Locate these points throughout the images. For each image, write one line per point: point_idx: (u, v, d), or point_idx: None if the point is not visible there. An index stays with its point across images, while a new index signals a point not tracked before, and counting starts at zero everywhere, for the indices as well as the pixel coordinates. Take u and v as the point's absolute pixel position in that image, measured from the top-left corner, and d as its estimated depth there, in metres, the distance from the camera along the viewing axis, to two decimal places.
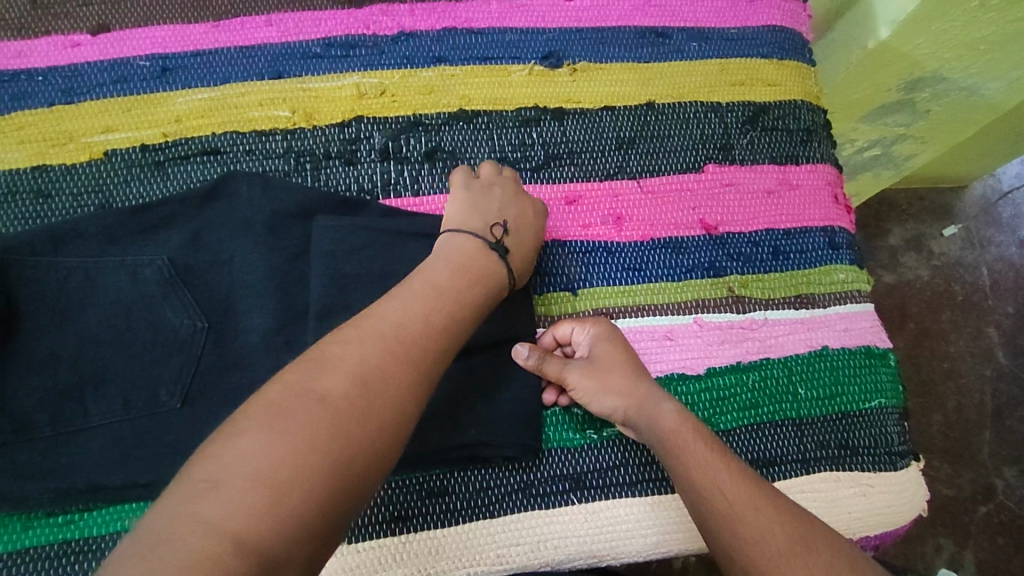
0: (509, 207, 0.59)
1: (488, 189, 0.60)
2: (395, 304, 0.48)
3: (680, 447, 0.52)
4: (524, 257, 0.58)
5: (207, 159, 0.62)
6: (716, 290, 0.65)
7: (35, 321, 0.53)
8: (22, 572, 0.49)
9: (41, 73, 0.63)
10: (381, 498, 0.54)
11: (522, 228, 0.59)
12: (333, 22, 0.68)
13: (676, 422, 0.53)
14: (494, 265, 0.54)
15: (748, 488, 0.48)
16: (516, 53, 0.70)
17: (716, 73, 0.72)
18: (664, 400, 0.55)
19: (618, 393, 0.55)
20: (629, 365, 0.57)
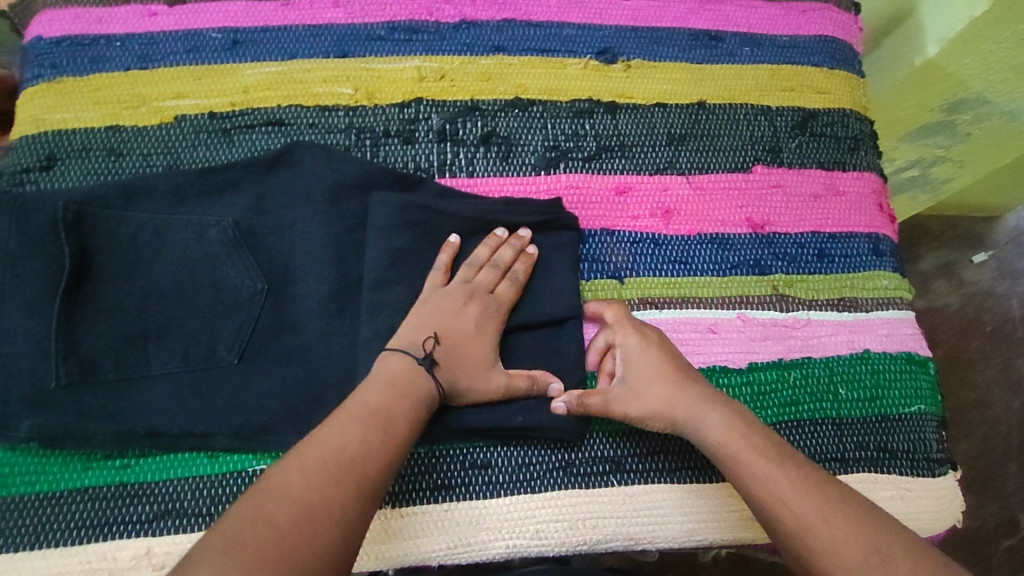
0: (461, 315, 0.56)
1: (451, 290, 0.57)
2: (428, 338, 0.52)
3: (735, 459, 0.51)
4: (467, 369, 0.55)
5: (271, 129, 0.64)
6: (761, 287, 0.65)
7: (104, 271, 0.55)
8: (81, 509, 0.51)
9: (120, 39, 0.65)
10: (424, 466, 0.55)
11: (466, 340, 0.55)
12: (397, 6, 0.70)
13: (725, 433, 0.52)
14: (419, 378, 0.52)
15: (811, 496, 0.48)
16: (573, 47, 0.71)
17: (767, 77, 0.73)
18: (710, 410, 0.54)
19: (663, 409, 0.55)
20: (670, 375, 0.56)
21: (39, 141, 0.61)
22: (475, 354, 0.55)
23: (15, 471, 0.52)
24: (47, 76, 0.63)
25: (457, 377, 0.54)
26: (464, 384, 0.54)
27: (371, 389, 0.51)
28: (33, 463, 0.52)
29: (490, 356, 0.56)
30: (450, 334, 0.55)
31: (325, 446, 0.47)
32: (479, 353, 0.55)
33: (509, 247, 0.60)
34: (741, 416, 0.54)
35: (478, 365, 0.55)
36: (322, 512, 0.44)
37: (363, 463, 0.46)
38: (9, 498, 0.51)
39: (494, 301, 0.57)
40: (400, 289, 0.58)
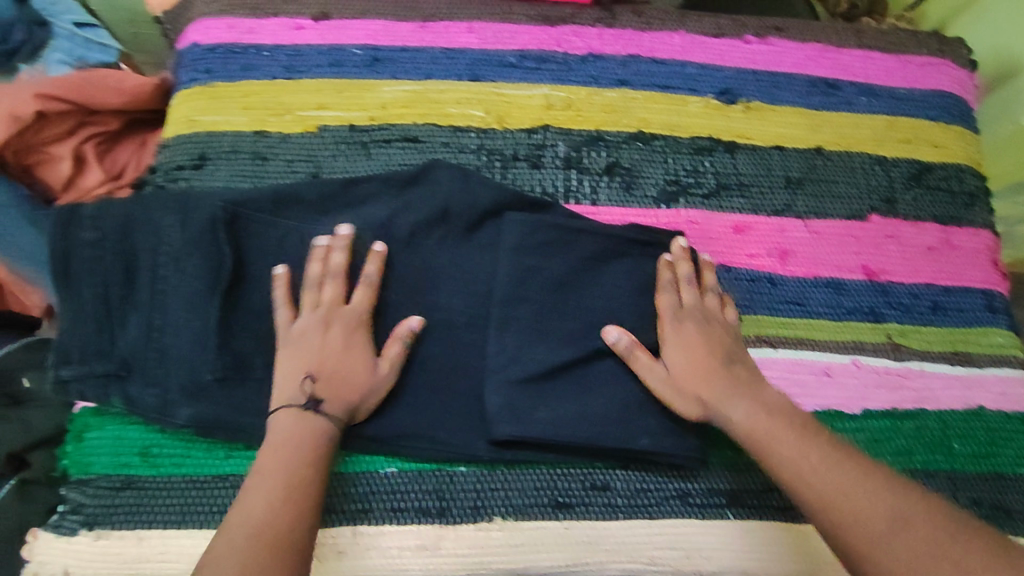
0: (330, 338, 0.54)
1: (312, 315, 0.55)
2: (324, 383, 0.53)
3: (761, 441, 0.51)
4: (350, 380, 0.54)
5: (406, 145, 0.66)
6: (875, 335, 0.66)
7: (255, 270, 0.57)
8: (221, 494, 0.53)
9: (268, 49, 0.68)
10: (546, 483, 0.57)
11: (337, 363, 0.54)
12: (528, 36, 0.73)
13: (749, 416, 0.53)
14: (304, 422, 0.51)
15: (834, 467, 0.48)
16: (694, 86, 0.73)
17: (884, 128, 0.74)
18: (737, 395, 0.54)
19: (695, 394, 0.55)
20: (704, 364, 0.56)
21: (192, 141, 0.65)
22: (354, 368, 0.54)
23: (164, 452, 0.55)
24: (201, 81, 0.67)
25: (338, 396, 0.53)
26: (358, 402, 0.54)
27: (277, 448, 0.50)
28: (180, 445, 0.55)
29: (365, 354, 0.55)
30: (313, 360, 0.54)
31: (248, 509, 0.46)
32: (353, 361, 0.54)
33: (341, 250, 0.58)
34: (763, 400, 0.54)
35: (362, 371, 0.54)
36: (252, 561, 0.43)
37: (276, 518, 0.45)
38: (157, 476, 0.54)
39: (350, 310, 0.56)
40: (521, 309, 0.58)
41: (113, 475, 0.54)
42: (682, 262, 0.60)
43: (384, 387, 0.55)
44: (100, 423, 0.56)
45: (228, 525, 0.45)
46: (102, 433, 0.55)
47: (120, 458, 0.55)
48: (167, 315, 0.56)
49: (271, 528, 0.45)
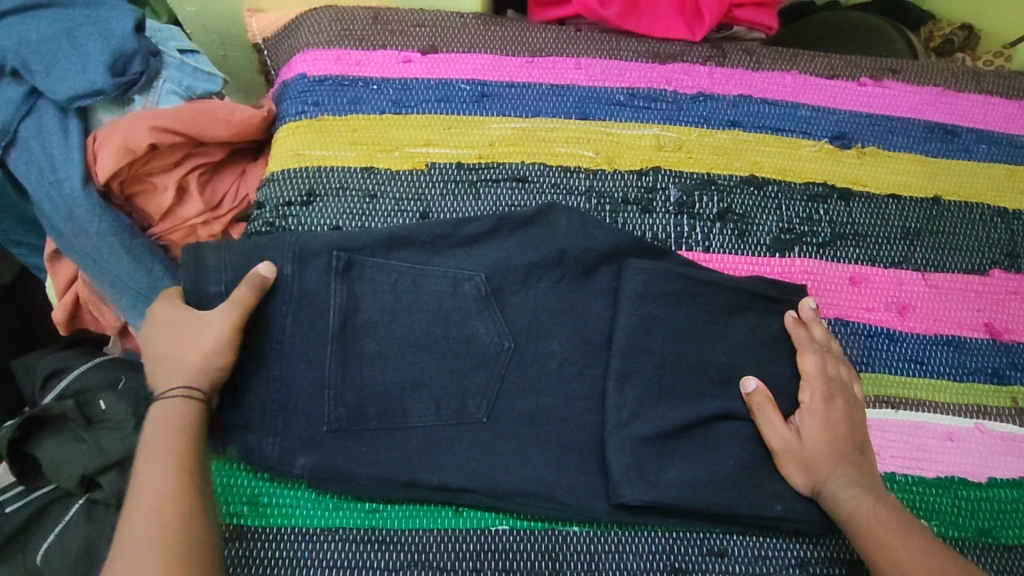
0: (157, 334, 0.54)
1: (182, 309, 0.55)
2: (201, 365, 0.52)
3: (861, 526, 0.52)
4: (197, 353, 0.52)
5: (515, 185, 0.65)
6: (999, 398, 0.63)
7: (367, 315, 0.57)
8: (333, 547, 0.52)
9: (376, 82, 0.67)
10: (662, 546, 0.54)
11: (170, 349, 0.53)
12: (637, 73, 0.71)
13: (855, 499, 0.53)
14: (171, 409, 0.51)
15: (925, 560, 0.49)
16: (807, 129, 0.71)
17: (1003, 178, 0.71)
18: (852, 478, 0.54)
19: (819, 466, 0.55)
20: (836, 446, 0.55)
21: (299, 175, 0.63)
22: (191, 340, 0.53)
23: (271, 500, 0.53)
24: (308, 113, 0.66)
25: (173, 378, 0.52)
26: (204, 367, 0.52)
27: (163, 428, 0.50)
28: (288, 494, 0.54)
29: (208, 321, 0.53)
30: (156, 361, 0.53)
31: (150, 488, 0.46)
32: (194, 334, 0.53)
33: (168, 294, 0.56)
34: (881, 493, 0.54)
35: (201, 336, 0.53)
36: (163, 527, 0.45)
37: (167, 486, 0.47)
38: (265, 527, 0.52)
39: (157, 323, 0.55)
40: (645, 359, 0.58)
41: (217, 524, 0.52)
42: (822, 329, 0.61)
43: (225, 343, 0.53)
44: None
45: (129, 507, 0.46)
46: None
47: (226, 507, 0.53)
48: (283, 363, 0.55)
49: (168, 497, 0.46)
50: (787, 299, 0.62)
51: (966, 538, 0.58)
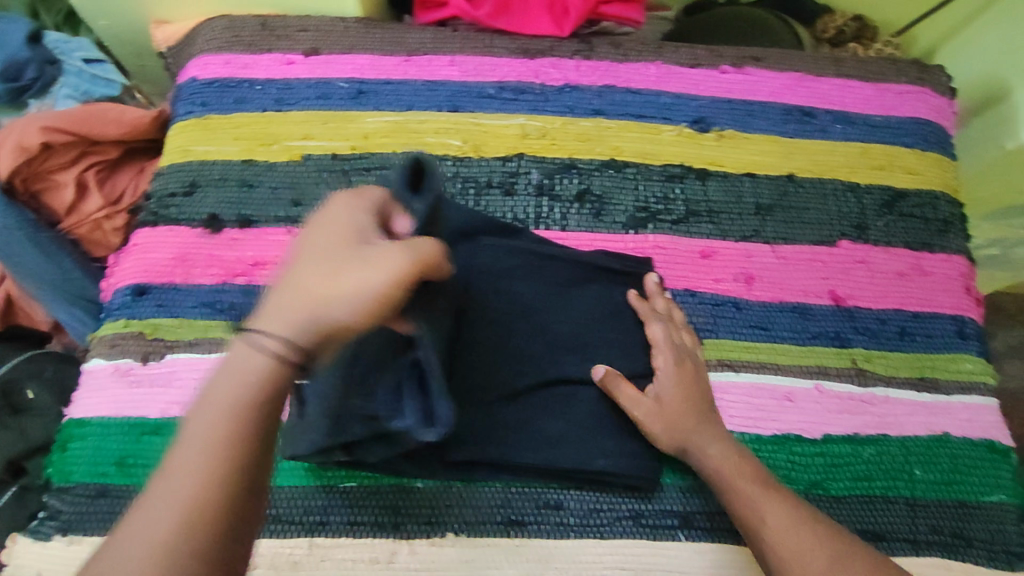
0: (318, 246, 0.41)
1: (352, 232, 0.41)
2: (341, 306, 0.38)
3: (727, 481, 0.55)
4: (303, 290, 0.39)
5: (385, 173, 0.70)
6: (840, 360, 0.67)
7: None
8: None
9: (260, 83, 0.73)
10: (502, 501, 0.60)
11: (303, 260, 0.40)
12: (507, 68, 0.75)
13: (722, 457, 0.56)
14: (243, 342, 0.39)
15: (786, 510, 0.52)
16: (668, 115, 0.75)
17: (857, 155, 0.75)
18: (715, 437, 0.58)
19: (680, 425, 0.59)
20: (696, 406, 0.60)
21: (185, 169, 0.69)
22: (323, 262, 0.40)
23: (137, 460, 0.59)
24: (196, 113, 0.72)
25: (300, 304, 0.39)
26: (347, 303, 0.39)
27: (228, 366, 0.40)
28: (153, 456, 0.59)
29: (345, 270, 0.39)
30: (293, 253, 0.42)
31: (189, 457, 0.37)
32: (328, 259, 0.40)
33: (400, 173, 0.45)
34: (739, 446, 0.58)
35: (342, 267, 0.39)
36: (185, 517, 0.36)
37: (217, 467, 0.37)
38: (131, 485, 0.58)
39: (321, 217, 0.42)
40: (490, 329, 0.61)
41: (90, 484, 0.58)
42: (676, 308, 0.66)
43: (372, 299, 0.38)
44: (81, 435, 0.60)
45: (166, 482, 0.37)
46: (82, 443, 0.60)
47: (97, 468, 0.59)
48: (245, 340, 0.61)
49: (202, 477, 0.37)
50: (630, 274, 0.67)
51: (797, 490, 0.61)
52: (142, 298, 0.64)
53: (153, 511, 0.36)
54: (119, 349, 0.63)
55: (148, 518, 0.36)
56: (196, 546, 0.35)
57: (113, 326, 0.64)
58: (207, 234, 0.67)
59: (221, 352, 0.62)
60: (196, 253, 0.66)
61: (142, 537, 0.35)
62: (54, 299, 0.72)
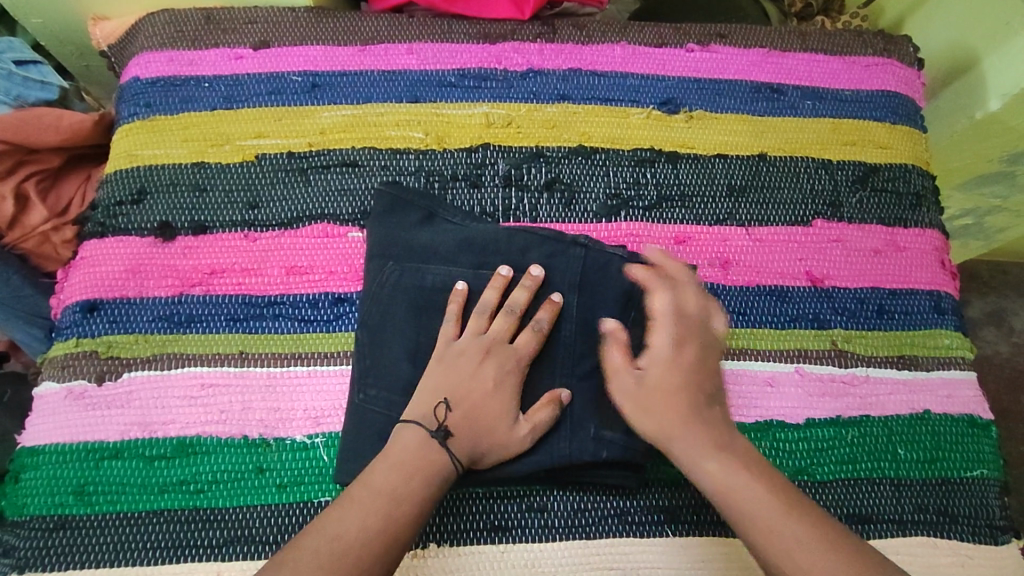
0: (444, 357, 0.56)
1: (510, 361, 0.56)
2: (456, 414, 0.54)
3: (723, 487, 0.51)
4: (488, 430, 0.54)
5: (345, 170, 0.67)
6: (819, 342, 0.66)
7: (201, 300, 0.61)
8: (159, 530, 0.55)
9: (207, 80, 0.69)
10: (483, 507, 0.58)
11: (485, 402, 0.54)
12: (468, 54, 0.72)
13: (718, 458, 0.52)
14: (437, 455, 0.52)
15: (783, 520, 0.48)
16: (636, 97, 0.73)
17: (828, 131, 0.73)
18: (706, 430, 0.53)
19: (667, 403, 0.53)
20: (675, 380, 0.54)
21: (132, 175, 0.66)
22: (499, 409, 0.55)
23: (96, 488, 0.56)
24: (140, 115, 0.68)
25: (464, 415, 0.54)
26: (479, 415, 0.54)
27: (407, 451, 0.52)
28: (114, 482, 0.56)
29: (503, 410, 0.55)
30: (443, 365, 0.55)
31: (371, 499, 0.49)
32: (500, 392, 0.55)
33: (525, 289, 0.58)
34: (731, 441, 0.53)
35: (503, 422, 0.54)
36: (378, 529, 0.48)
37: (406, 487, 0.50)
38: (92, 515, 0.55)
39: (514, 351, 0.56)
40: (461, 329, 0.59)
41: (46, 516, 0.55)
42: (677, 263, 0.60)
43: (496, 433, 0.54)
44: (34, 464, 0.57)
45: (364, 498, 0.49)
46: (37, 473, 0.57)
47: (55, 499, 0.56)
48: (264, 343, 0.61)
49: (407, 503, 0.50)
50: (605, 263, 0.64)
51: None
52: (93, 315, 0.61)
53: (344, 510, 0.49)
54: (72, 371, 0.59)
55: (339, 522, 0.48)
56: (364, 554, 0.47)
57: (64, 346, 0.60)
58: (160, 243, 0.63)
59: (181, 367, 0.60)
60: (150, 264, 0.63)
61: (358, 536, 0.48)
62: (7, 318, 0.69)
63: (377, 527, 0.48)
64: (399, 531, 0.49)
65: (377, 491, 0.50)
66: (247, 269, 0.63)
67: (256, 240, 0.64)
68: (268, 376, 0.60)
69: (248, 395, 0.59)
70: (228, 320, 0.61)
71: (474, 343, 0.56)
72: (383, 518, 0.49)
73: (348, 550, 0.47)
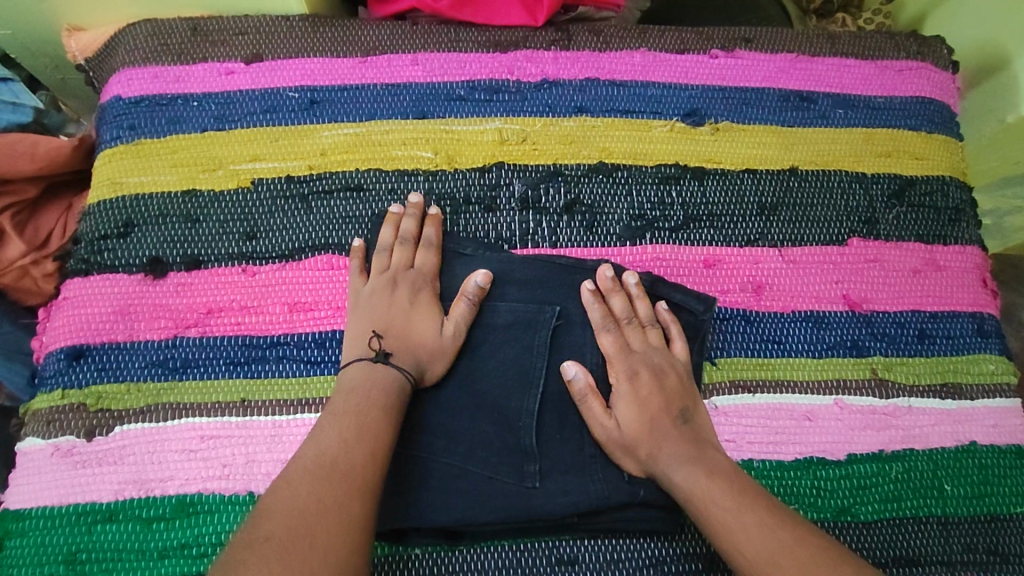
0: (357, 302, 0.57)
1: (416, 279, 0.58)
2: (390, 341, 0.54)
3: (699, 509, 0.50)
4: (423, 342, 0.55)
5: (349, 195, 0.62)
6: (859, 371, 0.62)
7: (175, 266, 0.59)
8: None
9: (196, 98, 0.64)
10: (510, 561, 0.54)
11: (407, 320, 0.56)
12: (478, 64, 0.67)
13: (689, 480, 0.51)
14: (383, 372, 0.52)
15: (763, 536, 0.47)
16: (658, 109, 0.68)
17: (862, 141, 0.69)
18: (675, 457, 0.52)
19: (640, 439, 0.54)
20: (644, 415, 0.55)
21: (116, 206, 0.61)
22: (422, 321, 0.56)
23: (89, 556, 0.51)
24: (124, 138, 0.62)
25: (394, 339, 0.55)
26: (408, 332, 0.55)
27: (355, 380, 0.52)
28: (109, 549, 0.51)
29: (427, 323, 0.56)
30: (360, 306, 0.56)
31: (337, 418, 0.49)
32: (416, 308, 0.57)
33: (410, 216, 0.60)
34: (704, 459, 0.52)
35: (431, 330, 0.56)
36: (353, 437, 0.47)
37: (365, 397, 0.50)
38: None
39: (419, 274, 0.59)
40: None
41: None
42: (640, 299, 0.60)
43: (433, 343, 0.56)
44: (19, 530, 0.52)
45: (331, 420, 0.49)
46: (23, 540, 0.52)
47: (44, 569, 0.51)
48: (269, 389, 0.56)
49: (373, 412, 0.49)
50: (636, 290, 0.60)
51: (824, 519, 0.57)
52: (80, 362, 0.56)
53: (317, 438, 0.48)
54: (58, 426, 0.54)
55: (313, 444, 0.47)
56: (350, 462, 0.46)
57: (49, 398, 0.55)
58: (151, 280, 0.58)
59: (178, 418, 0.55)
60: (141, 303, 0.58)
61: (335, 444, 0.47)
62: None
63: (352, 436, 0.47)
64: (374, 432, 0.48)
65: (341, 413, 0.49)
66: (246, 306, 0.58)
67: (255, 273, 0.59)
68: (274, 425, 0.55)
69: (253, 446, 0.54)
70: (228, 363, 0.57)
71: (382, 278, 0.58)
72: (354, 427, 0.48)
73: (333, 460, 0.45)
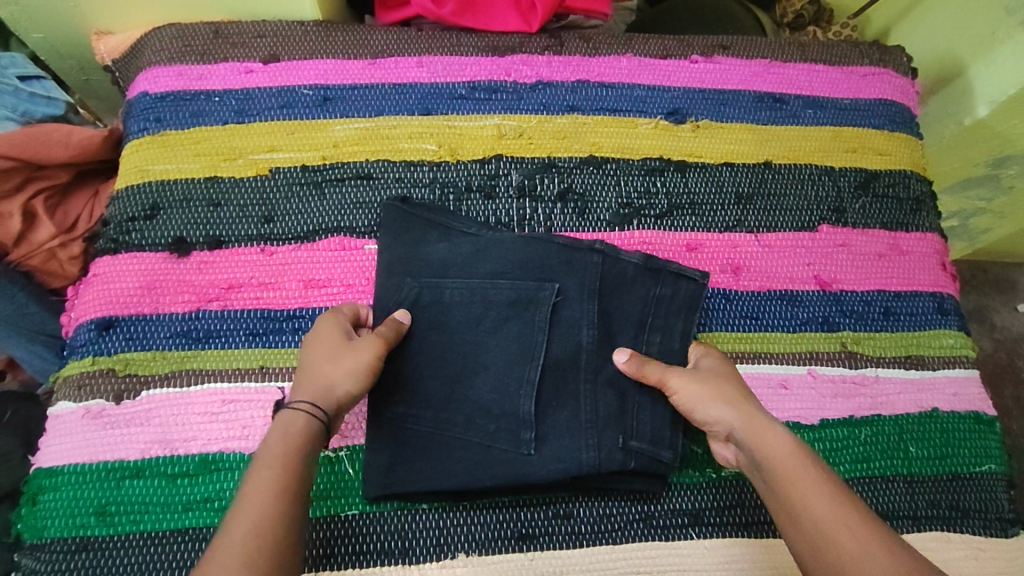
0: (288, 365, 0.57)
1: (328, 322, 0.58)
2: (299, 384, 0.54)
3: (796, 471, 0.51)
4: (326, 366, 0.54)
5: (360, 183, 0.67)
6: (829, 344, 0.67)
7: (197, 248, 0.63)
8: (183, 549, 0.54)
9: (218, 94, 0.69)
10: (509, 515, 0.59)
11: (311, 357, 0.55)
12: (477, 67, 0.73)
13: (788, 447, 0.53)
14: (286, 418, 0.51)
15: (859, 515, 0.49)
16: (643, 108, 0.74)
17: (830, 139, 0.75)
18: (773, 426, 0.55)
19: (735, 400, 0.56)
20: (737, 386, 0.58)
21: (143, 191, 0.65)
22: (325, 350, 0.55)
23: (118, 507, 0.55)
24: (151, 130, 0.67)
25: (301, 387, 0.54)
26: (312, 369, 0.54)
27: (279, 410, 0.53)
28: (136, 502, 0.55)
29: (332, 349, 0.55)
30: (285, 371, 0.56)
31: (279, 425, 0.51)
32: (323, 344, 0.56)
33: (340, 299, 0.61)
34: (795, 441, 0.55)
35: (335, 353, 0.55)
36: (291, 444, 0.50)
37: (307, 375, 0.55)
38: (114, 535, 0.54)
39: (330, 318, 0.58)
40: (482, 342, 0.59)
41: (67, 538, 0.54)
42: None
43: (336, 361, 0.54)
44: (52, 486, 0.56)
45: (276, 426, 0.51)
46: (55, 495, 0.56)
47: (75, 520, 0.55)
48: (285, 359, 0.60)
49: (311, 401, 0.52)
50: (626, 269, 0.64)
51: None
52: (109, 333, 0.60)
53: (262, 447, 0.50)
54: (88, 391, 0.58)
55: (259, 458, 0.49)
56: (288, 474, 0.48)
57: (78, 365, 0.59)
58: (174, 259, 0.63)
59: (200, 383, 0.59)
60: (166, 280, 0.62)
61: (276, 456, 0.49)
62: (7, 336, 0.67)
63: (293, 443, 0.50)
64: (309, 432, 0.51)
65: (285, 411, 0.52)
66: (263, 283, 0.63)
67: (272, 254, 0.64)
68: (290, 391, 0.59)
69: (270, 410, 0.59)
70: (247, 334, 0.61)
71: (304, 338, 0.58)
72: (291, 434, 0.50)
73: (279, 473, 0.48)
